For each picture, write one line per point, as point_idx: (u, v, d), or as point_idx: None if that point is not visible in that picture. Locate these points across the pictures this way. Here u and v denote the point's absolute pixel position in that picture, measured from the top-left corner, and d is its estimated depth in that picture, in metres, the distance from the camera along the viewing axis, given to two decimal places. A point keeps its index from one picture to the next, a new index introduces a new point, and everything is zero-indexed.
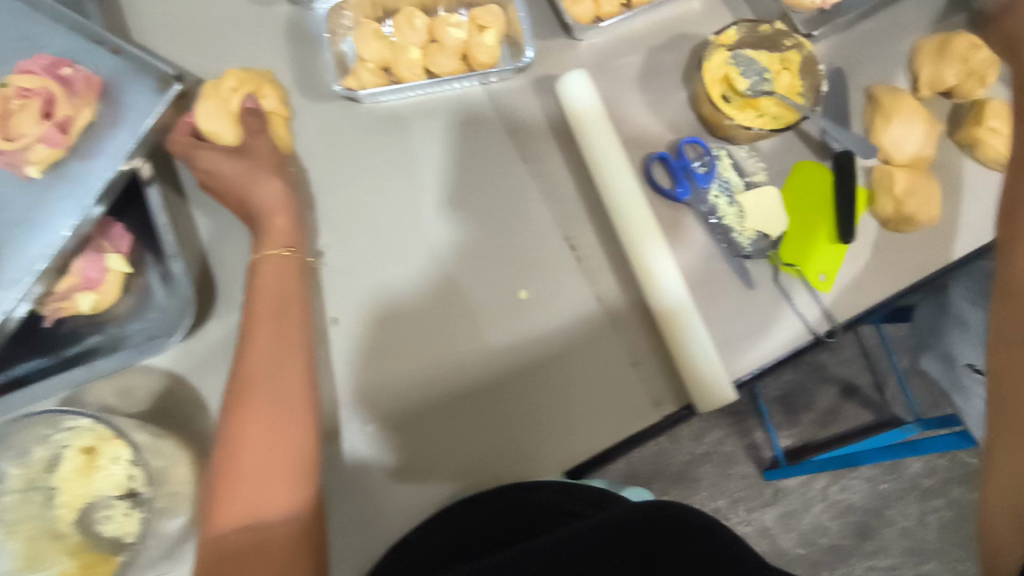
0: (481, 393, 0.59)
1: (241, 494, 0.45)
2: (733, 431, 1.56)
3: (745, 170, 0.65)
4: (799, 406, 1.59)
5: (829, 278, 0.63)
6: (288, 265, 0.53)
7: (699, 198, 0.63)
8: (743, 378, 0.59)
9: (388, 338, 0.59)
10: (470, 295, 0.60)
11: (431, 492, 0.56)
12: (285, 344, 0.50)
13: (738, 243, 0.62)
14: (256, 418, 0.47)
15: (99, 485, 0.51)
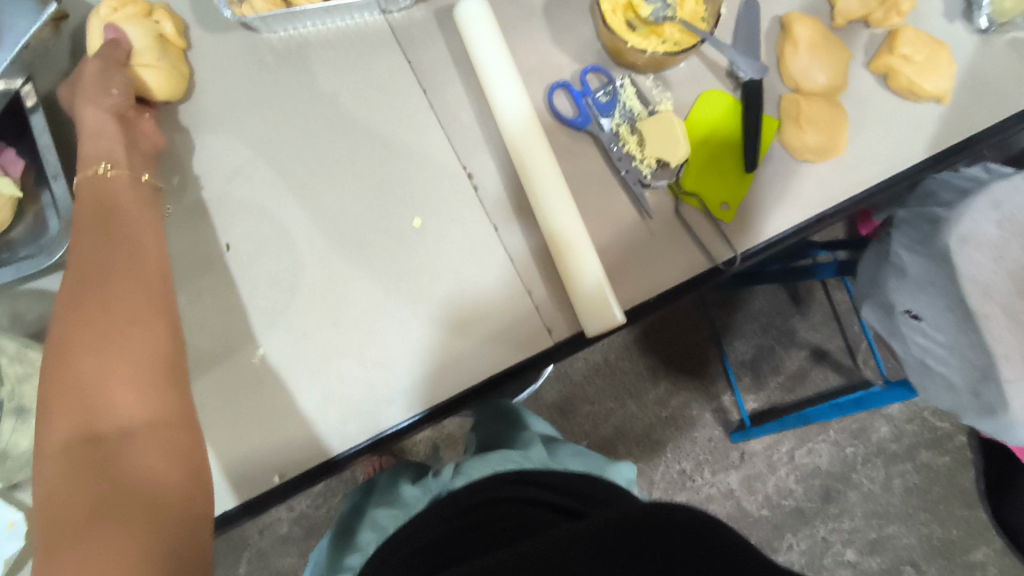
0: (357, 321, 0.59)
1: (79, 401, 0.43)
2: (698, 394, 1.56)
3: (651, 101, 0.64)
4: (766, 368, 1.58)
5: (731, 208, 0.62)
6: (106, 184, 0.53)
7: (601, 127, 0.63)
8: (639, 305, 0.60)
9: (265, 268, 0.59)
10: (347, 225, 0.60)
11: (305, 418, 0.57)
12: (113, 254, 0.49)
13: (639, 171, 0.62)
14: (88, 321, 0.45)
15: None
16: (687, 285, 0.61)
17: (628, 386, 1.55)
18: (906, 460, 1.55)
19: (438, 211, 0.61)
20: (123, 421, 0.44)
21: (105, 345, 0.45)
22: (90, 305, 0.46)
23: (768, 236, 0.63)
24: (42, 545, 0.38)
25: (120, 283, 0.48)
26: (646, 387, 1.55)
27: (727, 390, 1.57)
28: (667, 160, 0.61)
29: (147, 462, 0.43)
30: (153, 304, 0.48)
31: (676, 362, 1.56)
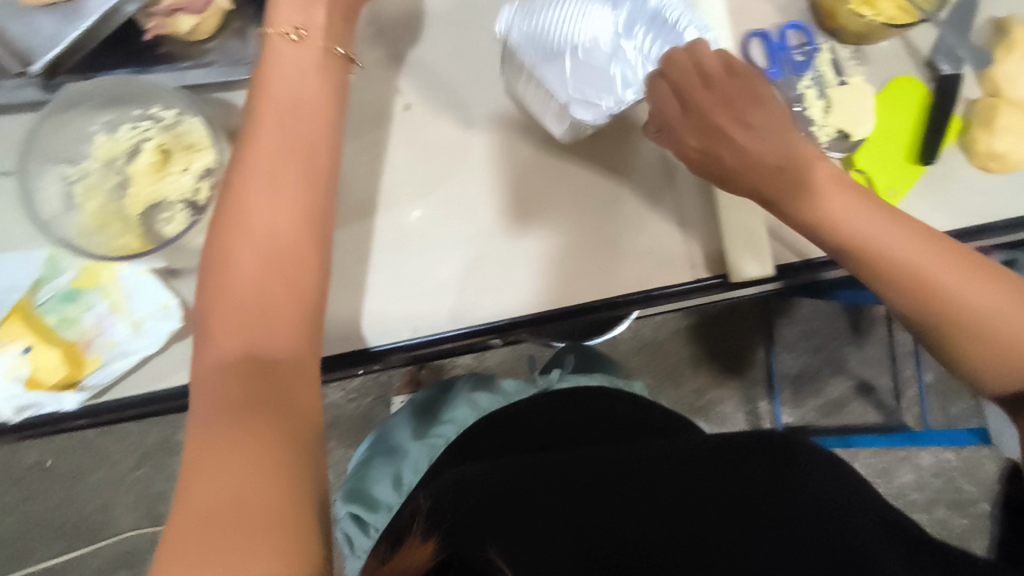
0: (515, 213, 0.60)
1: (237, 326, 0.42)
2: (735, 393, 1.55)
3: (844, 70, 0.62)
4: (807, 387, 1.55)
5: (896, 196, 0.61)
6: (298, 49, 0.48)
7: (789, 83, 0.62)
8: (786, 265, 0.60)
9: (445, 136, 0.61)
10: (531, 122, 0.61)
11: (446, 291, 0.59)
12: (277, 166, 0.45)
13: (816, 136, 0.61)
14: (250, 244, 0.43)
15: (168, 184, 0.54)
16: (835, 258, 0.60)
17: (668, 369, 1.53)
18: (926, 512, 1.52)
19: (616, 124, 0.61)
20: (275, 357, 0.42)
21: (273, 271, 0.43)
22: (256, 216, 0.44)
23: None
24: (196, 441, 0.38)
25: (279, 187, 0.45)
26: (684, 371, 1.53)
27: (765, 396, 1.54)
28: (849, 134, 0.61)
29: (301, 392, 0.41)
30: (309, 230, 0.45)
31: (715, 349, 1.54)
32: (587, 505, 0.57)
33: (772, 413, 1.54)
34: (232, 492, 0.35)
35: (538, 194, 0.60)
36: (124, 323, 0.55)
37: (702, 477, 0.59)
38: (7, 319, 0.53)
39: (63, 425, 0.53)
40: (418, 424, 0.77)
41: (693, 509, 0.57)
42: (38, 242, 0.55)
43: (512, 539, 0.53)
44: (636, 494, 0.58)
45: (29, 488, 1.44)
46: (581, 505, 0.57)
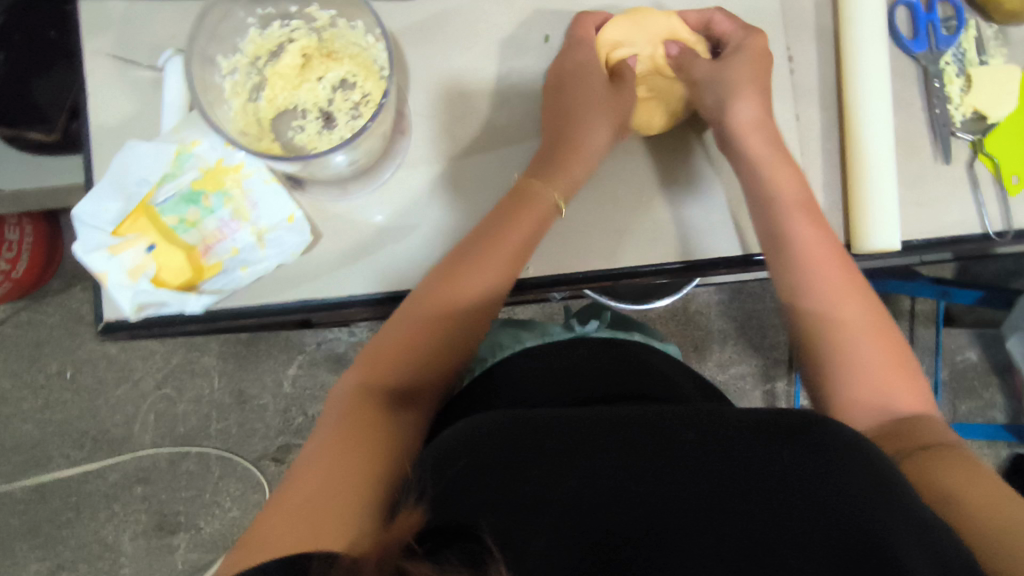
0: (654, 170, 0.58)
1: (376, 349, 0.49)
2: (758, 369, 1.30)
3: (986, 51, 0.62)
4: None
5: (1021, 183, 0.60)
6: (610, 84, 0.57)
7: (932, 58, 0.61)
8: (911, 242, 0.60)
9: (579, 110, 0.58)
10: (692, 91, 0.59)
11: (564, 244, 0.57)
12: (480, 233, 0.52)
13: (950, 115, 0.61)
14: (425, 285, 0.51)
15: (306, 92, 0.52)
16: (946, 241, 0.60)
17: (696, 340, 1.30)
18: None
19: None
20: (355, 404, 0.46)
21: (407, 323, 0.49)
22: (435, 291, 0.50)
23: None
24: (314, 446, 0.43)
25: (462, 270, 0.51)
26: (712, 344, 1.30)
27: (785, 376, 1.29)
28: (984, 116, 0.61)
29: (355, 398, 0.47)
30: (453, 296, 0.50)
31: (753, 333, 1.29)
32: (555, 485, 0.39)
33: (791, 395, 1.28)
34: (307, 504, 0.39)
35: (684, 151, 0.58)
36: (247, 232, 0.53)
37: (720, 466, 0.39)
38: (133, 216, 0.51)
39: (176, 327, 0.53)
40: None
41: (674, 465, 0.39)
42: (168, 138, 0.52)
43: (447, 491, 0.39)
44: (617, 457, 0.40)
45: (50, 396, 1.34)
46: (542, 472, 0.39)
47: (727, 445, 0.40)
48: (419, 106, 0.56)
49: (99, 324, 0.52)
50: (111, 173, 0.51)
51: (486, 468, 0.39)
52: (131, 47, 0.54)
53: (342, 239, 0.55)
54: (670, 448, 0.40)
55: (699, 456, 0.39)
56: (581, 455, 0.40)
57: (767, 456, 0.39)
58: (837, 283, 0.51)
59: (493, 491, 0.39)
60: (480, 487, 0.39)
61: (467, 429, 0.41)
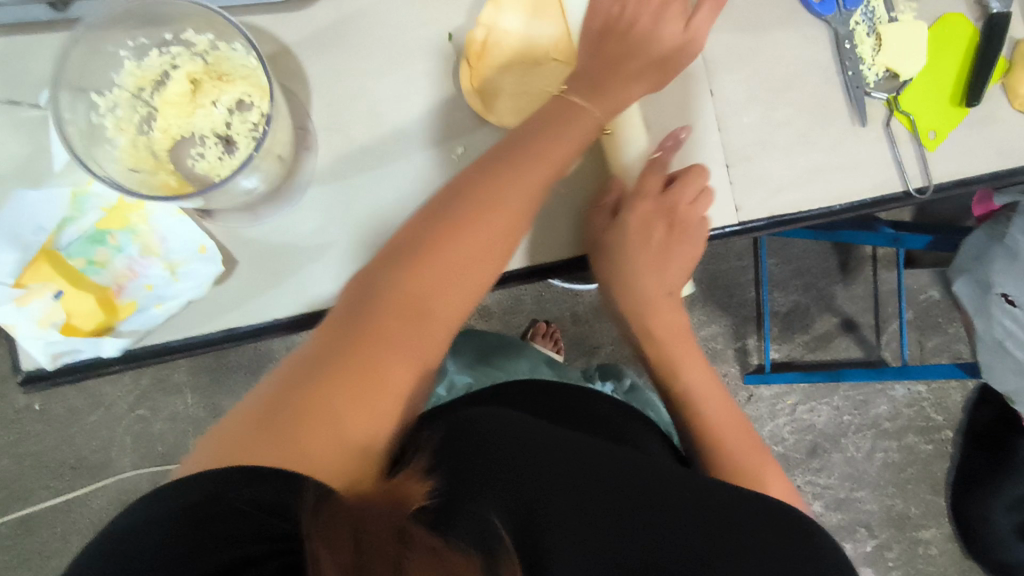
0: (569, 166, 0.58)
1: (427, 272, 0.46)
2: (727, 330, 1.31)
3: (894, 7, 0.61)
4: (795, 327, 1.32)
5: (937, 138, 0.61)
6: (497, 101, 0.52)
7: (841, 18, 0.61)
8: (839, 207, 0.60)
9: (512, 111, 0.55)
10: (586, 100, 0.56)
11: None
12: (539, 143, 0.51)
13: (864, 75, 0.60)
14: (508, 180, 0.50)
15: (198, 119, 0.50)
16: (872, 200, 0.60)
17: None
18: (939, 468, 1.27)
19: None
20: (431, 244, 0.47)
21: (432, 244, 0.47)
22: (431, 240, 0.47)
23: (966, 173, 0.61)
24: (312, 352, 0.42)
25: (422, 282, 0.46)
26: (679, 311, 1.31)
27: (755, 333, 1.31)
28: (896, 74, 0.60)
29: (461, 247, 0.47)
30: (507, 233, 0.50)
31: (719, 294, 1.30)
32: (550, 497, 0.44)
33: (762, 350, 1.30)
34: (276, 407, 0.39)
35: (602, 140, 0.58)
36: (159, 267, 0.52)
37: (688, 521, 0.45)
38: (34, 264, 0.50)
39: (102, 370, 0.52)
40: (475, 355, 0.68)
41: (654, 506, 0.45)
42: (63, 180, 0.51)
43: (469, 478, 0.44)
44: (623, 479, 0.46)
45: (22, 431, 1.33)
46: (544, 483, 0.44)
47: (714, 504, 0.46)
48: (324, 119, 0.55)
49: (19, 376, 0.51)
50: (3, 223, 0.50)
51: (492, 471, 0.44)
52: (17, 87, 0.51)
53: (264, 259, 0.54)
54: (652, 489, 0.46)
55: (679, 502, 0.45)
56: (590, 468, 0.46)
57: (737, 526, 0.45)
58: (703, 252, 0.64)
59: (504, 490, 0.43)
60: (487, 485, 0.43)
61: (483, 431, 0.45)
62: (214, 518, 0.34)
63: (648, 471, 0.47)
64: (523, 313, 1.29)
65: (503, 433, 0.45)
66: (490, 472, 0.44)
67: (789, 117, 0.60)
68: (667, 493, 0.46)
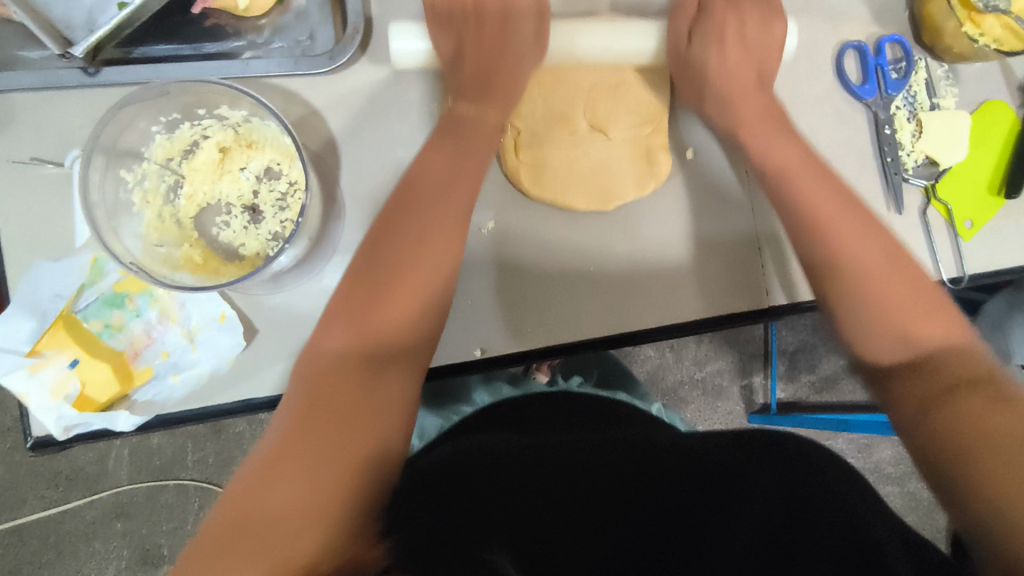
0: (600, 244, 0.57)
1: (401, 266, 0.49)
2: (734, 367, 1.30)
3: (936, 92, 0.60)
4: (800, 370, 1.30)
5: (973, 227, 0.60)
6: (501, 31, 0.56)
7: (884, 103, 0.59)
8: None
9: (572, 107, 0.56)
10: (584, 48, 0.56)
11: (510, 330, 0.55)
12: (425, 187, 0.51)
13: (903, 161, 0.59)
14: (436, 158, 0.52)
15: (226, 188, 0.50)
16: None
17: (671, 344, 1.29)
18: (938, 518, 1.27)
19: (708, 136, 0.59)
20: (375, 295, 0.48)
21: (396, 255, 0.49)
22: (351, 295, 0.48)
23: (997, 263, 0.60)
24: (273, 442, 0.42)
25: (393, 321, 0.47)
26: (687, 346, 1.29)
27: (761, 371, 1.30)
28: (935, 161, 0.59)
29: (425, 263, 0.49)
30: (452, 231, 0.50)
31: (727, 332, 1.29)
32: (539, 512, 0.47)
33: (768, 390, 1.29)
34: (278, 510, 0.39)
35: (632, 215, 0.57)
36: (177, 333, 0.51)
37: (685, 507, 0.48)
38: (51, 330, 0.48)
39: (112, 437, 0.50)
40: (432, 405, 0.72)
41: (665, 494, 0.49)
42: (82, 243, 0.50)
43: (472, 508, 0.45)
44: (609, 481, 0.49)
45: (18, 439, 1.32)
46: (536, 503, 0.47)
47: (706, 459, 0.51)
48: (352, 187, 0.54)
49: (28, 441, 0.49)
50: (21, 291, 0.48)
51: (498, 516, 0.46)
52: (36, 142, 0.50)
53: (281, 329, 0.53)
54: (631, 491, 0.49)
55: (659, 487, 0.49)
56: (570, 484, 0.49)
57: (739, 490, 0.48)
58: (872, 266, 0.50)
59: (501, 532, 0.44)
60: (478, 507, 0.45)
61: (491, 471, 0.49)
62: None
63: (634, 465, 0.51)
64: None
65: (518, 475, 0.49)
66: (475, 482, 0.48)
67: None
68: (643, 480, 0.50)
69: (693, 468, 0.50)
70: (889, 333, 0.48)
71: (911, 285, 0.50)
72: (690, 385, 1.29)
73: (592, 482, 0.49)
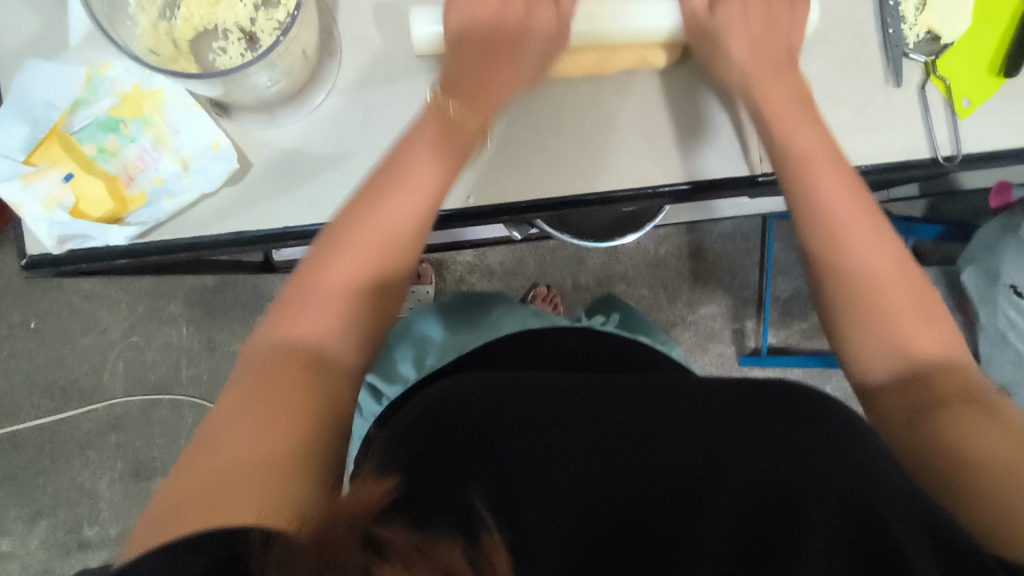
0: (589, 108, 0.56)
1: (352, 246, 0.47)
2: (727, 307, 1.30)
3: None
4: (794, 314, 1.31)
5: (971, 106, 0.60)
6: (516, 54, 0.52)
7: None
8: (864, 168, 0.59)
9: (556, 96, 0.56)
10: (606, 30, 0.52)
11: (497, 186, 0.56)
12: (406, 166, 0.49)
13: (904, 35, 0.59)
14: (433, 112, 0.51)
15: (222, 13, 0.49)
16: (898, 165, 0.59)
17: (665, 283, 1.29)
18: None
19: None
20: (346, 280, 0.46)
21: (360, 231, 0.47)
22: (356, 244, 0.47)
23: (993, 146, 0.60)
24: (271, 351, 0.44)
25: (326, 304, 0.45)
26: (681, 286, 1.29)
27: (754, 315, 1.30)
28: (938, 36, 0.59)
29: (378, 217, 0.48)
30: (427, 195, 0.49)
31: (721, 271, 1.30)
32: (524, 450, 0.45)
33: (759, 333, 1.30)
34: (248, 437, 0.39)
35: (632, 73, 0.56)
36: (171, 161, 0.51)
37: (682, 446, 0.44)
38: (44, 144, 0.49)
39: (105, 262, 0.51)
40: (457, 318, 0.71)
41: (657, 436, 0.45)
42: (77, 59, 0.50)
43: (451, 448, 0.45)
44: (600, 417, 0.46)
45: (14, 348, 1.33)
46: (523, 445, 0.45)
47: (710, 408, 0.46)
48: (349, 29, 0.54)
49: (23, 260, 0.50)
50: (12, 95, 0.48)
51: (479, 445, 0.45)
52: None
53: (276, 167, 0.53)
54: (618, 429, 0.45)
55: (653, 426, 0.46)
56: (558, 416, 0.46)
57: (745, 434, 0.44)
58: (847, 209, 0.48)
59: (477, 470, 0.44)
60: (464, 456, 0.44)
61: (478, 400, 0.48)
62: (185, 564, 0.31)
63: (626, 404, 0.47)
64: (525, 275, 1.29)
65: (500, 405, 0.47)
66: (463, 423, 0.46)
67: (820, 73, 0.59)
68: (638, 422, 0.46)
69: (696, 415, 0.46)
70: (890, 349, 0.45)
71: (877, 233, 0.48)
72: (682, 323, 1.30)
73: (587, 425, 0.46)
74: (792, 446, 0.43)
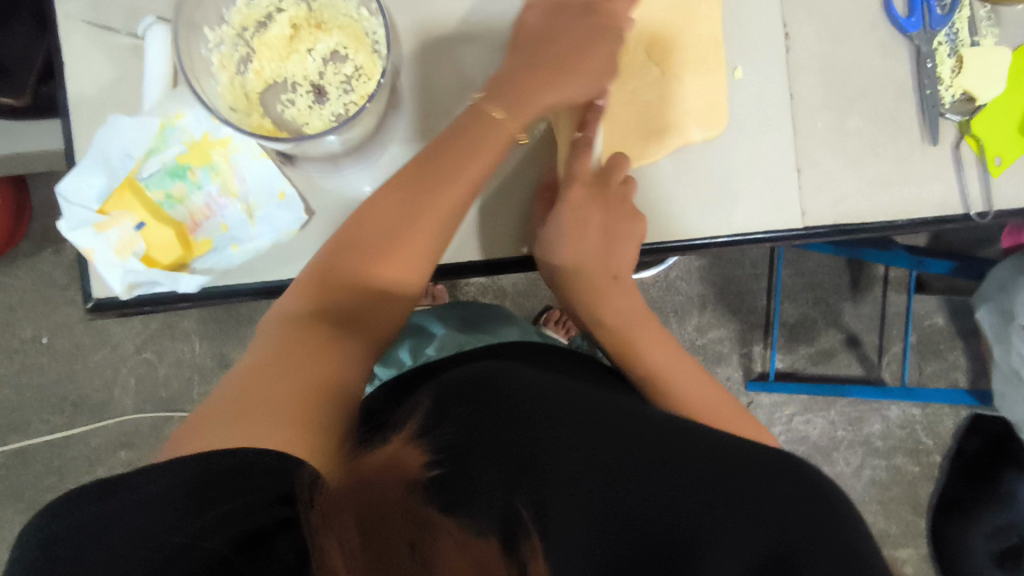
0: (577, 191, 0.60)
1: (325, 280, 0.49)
2: (736, 333, 1.28)
3: (978, 31, 0.62)
4: (800, 339, 1.28)
5: (1003, 164, 0.61)
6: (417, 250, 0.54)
7: (927, 37, 0.61)
8: (901, 222, 0.61)
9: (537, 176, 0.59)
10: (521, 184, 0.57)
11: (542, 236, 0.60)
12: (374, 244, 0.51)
13: (941, 96, 0.61)
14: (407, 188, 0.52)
15: (292, 67, 0.51)
16: (933, 220, 0.61)
17: (675, 307, 1.27)
18: None
19: (756, 60, 0.61)
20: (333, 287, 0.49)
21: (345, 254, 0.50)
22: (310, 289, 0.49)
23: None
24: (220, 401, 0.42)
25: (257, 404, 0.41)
26: (692, 309, 1.27)
27: (761, 340, 1.27)
28: (972, 97, 0.61)
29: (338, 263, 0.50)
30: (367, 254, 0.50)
31: (732, 298, 1.27)
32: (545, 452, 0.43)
33: (768, 359, 1.26)
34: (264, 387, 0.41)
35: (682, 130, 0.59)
36: (238, 208, 0.52)
37: (690, 484, 0.44)
38: (119, 194, 0.50)
39: (169, 305, 0.52)
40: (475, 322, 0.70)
41: (673, 468, 0.44)
42: (150, 112, 0.51)
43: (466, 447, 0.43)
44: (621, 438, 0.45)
45: (25, 361, 1.32)
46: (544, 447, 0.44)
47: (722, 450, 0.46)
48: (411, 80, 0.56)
49: (87, 303, 0.51)
50: (95, 146, 0.50)
51: (500, 439, 0.43)
52: (110, 13, 0.52)
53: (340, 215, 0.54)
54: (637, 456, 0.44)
55: (670, 455, 0.45)
56: (582, 427, 0.45)
57: (746, 486, 0.44)
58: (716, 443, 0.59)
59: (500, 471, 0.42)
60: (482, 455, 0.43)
61: (499, 389, 0.46)
62: (246, 475, 0.35)
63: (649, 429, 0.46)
64: (540, 297, 1.30)
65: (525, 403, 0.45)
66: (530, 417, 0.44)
67: (860, 128, 0.61)
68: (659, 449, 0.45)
69: (709, 456, 0.45)
70: None
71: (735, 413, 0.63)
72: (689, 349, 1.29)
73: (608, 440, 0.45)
74: (783, 509, 0.43)
